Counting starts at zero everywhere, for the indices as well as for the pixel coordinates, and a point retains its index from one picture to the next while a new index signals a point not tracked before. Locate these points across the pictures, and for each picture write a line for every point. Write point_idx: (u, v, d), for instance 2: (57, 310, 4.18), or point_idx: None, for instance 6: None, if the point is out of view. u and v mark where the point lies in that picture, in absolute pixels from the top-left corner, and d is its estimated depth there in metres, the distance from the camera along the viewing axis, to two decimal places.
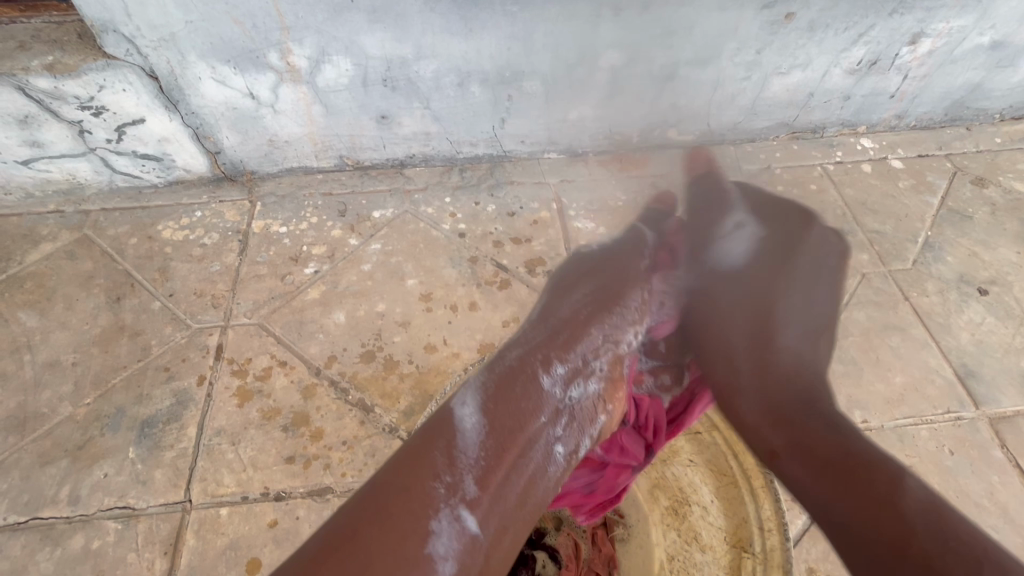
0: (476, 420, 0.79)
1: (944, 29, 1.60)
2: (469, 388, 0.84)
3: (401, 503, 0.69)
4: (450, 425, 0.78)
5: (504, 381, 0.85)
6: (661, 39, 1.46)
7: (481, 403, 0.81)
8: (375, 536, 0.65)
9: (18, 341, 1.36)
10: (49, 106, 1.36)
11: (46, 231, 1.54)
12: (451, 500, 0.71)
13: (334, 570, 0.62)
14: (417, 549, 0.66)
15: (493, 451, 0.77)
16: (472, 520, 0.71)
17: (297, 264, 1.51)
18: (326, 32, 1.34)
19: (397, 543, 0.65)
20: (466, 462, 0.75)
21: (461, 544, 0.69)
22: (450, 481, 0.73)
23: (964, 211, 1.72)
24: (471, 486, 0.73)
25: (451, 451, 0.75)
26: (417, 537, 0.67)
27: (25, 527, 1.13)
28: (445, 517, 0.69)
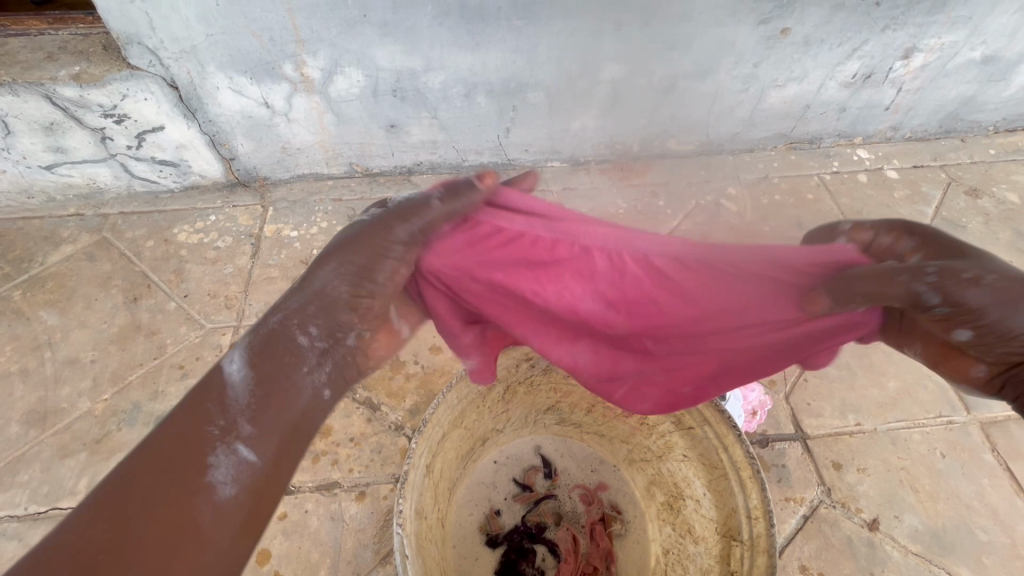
0: (249, 365, 0.61)
1: (936, 44, 1.65)
2: (245, 340, 0.63)
3: (180, 452, 0.54)
4: (211, 380, 0.59)
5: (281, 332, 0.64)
6: (660, 53, 1.52)
7: (253, 352, 0.62)
8: (142, 484, 0.52)
9: (40, 339, 1.41)
10: (74, 114, 1.43)
11: (67, 234, 1.60)
12: (223, 436, 0.56)
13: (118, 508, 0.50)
14: (189, 484, 0.53)
15: (268, 397, 0.60)
16: (247, 450, 0.57)
17: (308, 266, 1.57)
18: (340, 45, 1.40)
19: (175, 483, 0.53)
20: (240, 409, 0.58)
21: (240, 470, 0.55)
22: (226, 425, 0.57)
23: (958, 220, 1.76)
24: (244, 429, 0.57)
25: (219, 401, 0.58)
26: (187, 472, 0.53)
27: (45, 517, 1.17)
28: (221, 453, 0.55)
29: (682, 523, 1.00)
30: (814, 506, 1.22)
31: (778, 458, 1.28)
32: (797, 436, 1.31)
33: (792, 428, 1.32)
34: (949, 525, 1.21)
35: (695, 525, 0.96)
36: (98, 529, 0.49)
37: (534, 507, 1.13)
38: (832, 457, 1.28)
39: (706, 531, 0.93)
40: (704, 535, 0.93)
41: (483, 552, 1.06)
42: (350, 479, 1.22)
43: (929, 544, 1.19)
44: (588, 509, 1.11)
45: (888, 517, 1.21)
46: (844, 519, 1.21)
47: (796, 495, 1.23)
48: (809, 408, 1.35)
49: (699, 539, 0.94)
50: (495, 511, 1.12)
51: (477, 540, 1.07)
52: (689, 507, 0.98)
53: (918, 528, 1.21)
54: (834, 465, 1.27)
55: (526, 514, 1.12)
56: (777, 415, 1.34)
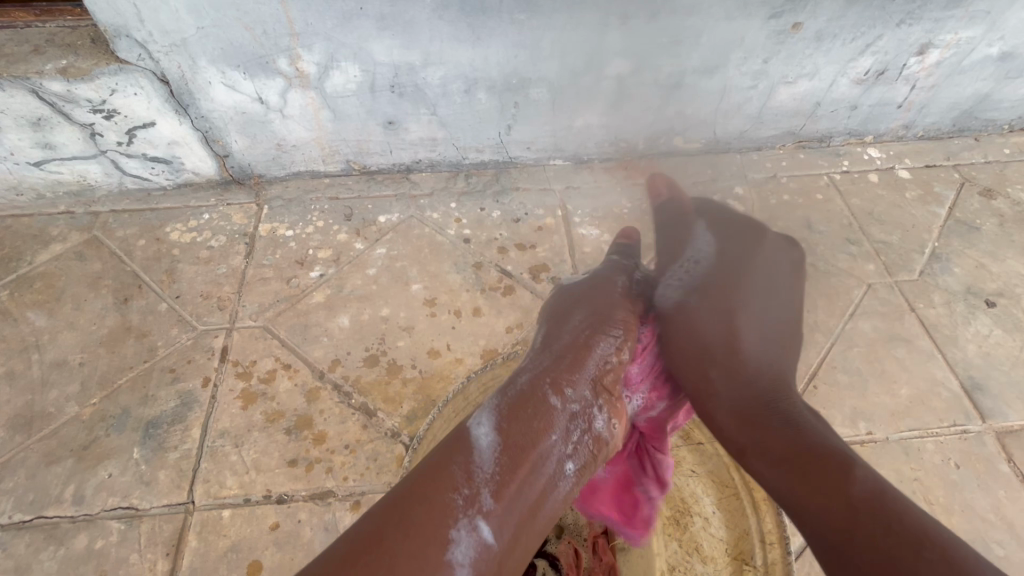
0: (492, 439, 0.83)
1: (952, 40, 1.60)
2: (486, 408, 0.89)
3: (430, 511, 0.74)
4: (468, 445, 0.82)
5: (516, 408, 0.88)
6: (668, 48, 1.47)
7: (497, 422, 0.86)
8: (399, 539, 0.70)
9: (27, 341, 1.38)
10: (62, 109, 1.38)
11: (57, 232, 1.56)
12: (468, 509, 0.75)
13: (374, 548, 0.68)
14: (440, 555, 0.70)
15: (506, 467, 0.81)
16: (487, 529, 0.75)
17: (303, 267, 1.52)
18: (336, 39, 1.35)
19: (429, 534, 0.71)
20: (482, 477, 0.79)
21: (476, 550, 0.72)
22: (469, 492, 0.77)
23: (972, 222, 1.71)
24: (487, 498, 0.77)
25: (469, 467, 0.80)
26: (440, 532, 0.72)
27: (30, 526, 1.13)
28: (464, 526, 0.73)
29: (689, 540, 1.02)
30: None
31: None
32: None
33: None
34: (963, 539, 1.17)
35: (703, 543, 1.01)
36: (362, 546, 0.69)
37: None
38: None
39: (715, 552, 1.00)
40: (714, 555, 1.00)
41: None
42: (344, 487, 1.18)
43: None
44: (591, 522, 1.07)
45: None
46: None
47: None
48: None
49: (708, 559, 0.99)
50: None
51: None
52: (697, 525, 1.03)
53: None
54: None
55: None
56: None
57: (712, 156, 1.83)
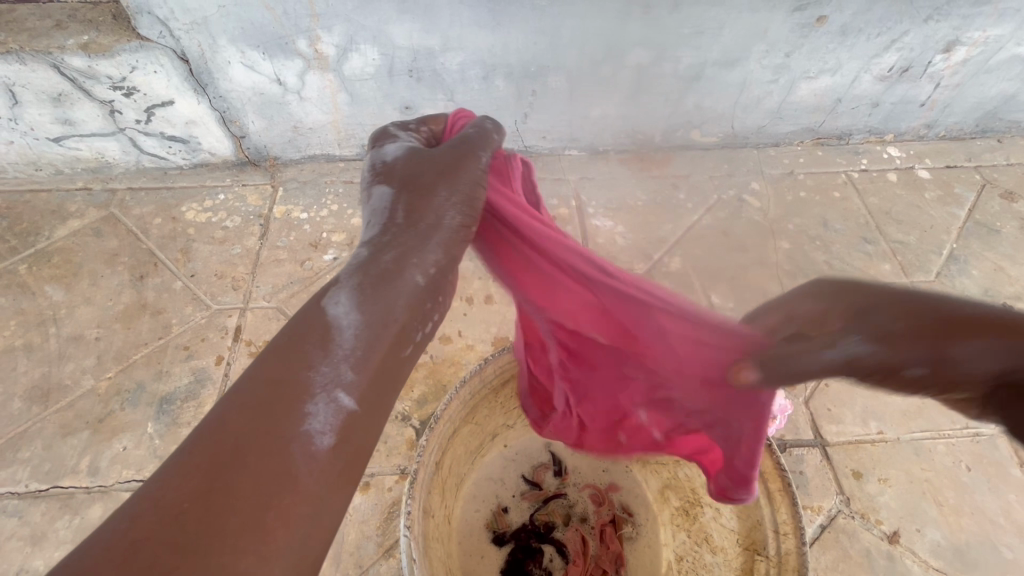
0: (350, 314, 0.56)
1: (980, 37, 1.57)
2: (342, 279, 0.59)
3: (269, 389, 0.49)
4: (318, 324, 0.55)
5: (379, 276, 0.59)
6: (690, 38, 1.45)
7: (358, 294, 0.57)
8: (241, 419, 0.46)
9: (45, 314, 1.39)
10: (82, 85, 1.39)
11: (74, 208, 1.58)
12: (331, 381, 0.52)
13: (212, 457, 0.44)
14: (289, 429, 0.47)
15: (377, 342, 0.56)
16: (350, 397, 0.51)
17: (317, 250, 1.53)
18: (356, 21, 1.34)
19: (268, 420, 0.47)
20: (341, 351, 0.54)
21: (338, 421, 0.50)
22: (325, 371, 0.52)
23: (992, 224, 1.69)
24: (345, 373, 0.52)
25: (325, 345, 0.53)
26: (294, 407, 0.48)
27: (46, 495, 1.15)
28: (320, 398, 0.50)
29: (698, 531, 0.97)
30: (832, 515, 1.18)
31: (795, 464, 1.23)
32: (816, 443, 1.26)
33: (811, 434, 1.28)
34: (972, 541, 1.17)
35: (713, 533, 0.94)
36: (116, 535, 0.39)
37: (543, 505, 1.11)
38: (852, 466, 1.24)
39: (726, 542, 0.91)
40: (724, 545, 0.91)
41: (489, 550, 1.04)
42: None
43: (951, 560, 1.14)
44: (599, 510, 1.09)
45: (909, 530, 1.17)
46: (863, 530, 1.16)
47: (814, 504, 1.19)
48: (829, 414, 1.31)
49: (718, 549, 0.92)
50: (503, 508, 1.09)
51: (484, 537, 1.05)
52: (707, 515, 0.96)
53: (941, 542, 1.16)
54: (854, 474, 1.22)
55: (534, 512, 1.10)
56: (796, 420, 1.29)
57: (728, 150, 1.81)
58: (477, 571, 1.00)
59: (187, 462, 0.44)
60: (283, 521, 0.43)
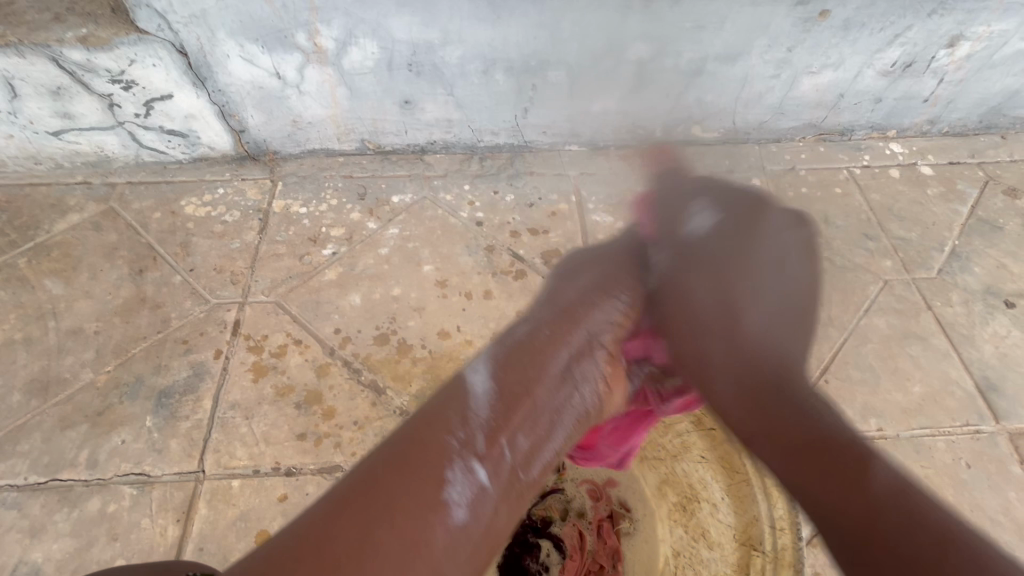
0: (488, 385, 0.78)
1: (984, 32, 1.55)
2: (481, 357, 0.84)
3: (415, 451, 0.69)
4: (464, 392, 0.77)
5: (515, 352, 0.85)
6: (691, 33, 1.45)
7: (493, 369, 0.81)
8: (388, 476, 0.67)
9: (44, 308, 1.40)
10: (81, 79, 1.38)
11: (74, 202, 1.58)
12: (463, 452, 0.71)
13: (356, 506, 0.63)
14: (433, 494, 0.66)
15: (504, 411, 0.76)
16: (482, 472, 0.70)
17: (316, 244, 1.53)
18: (355, 15, 1.34)
19: (414, 480, 0.66)
20: (477, 422, 0.74)
21: (473, 492, 0.68)
22: (463, 436, 0.72)
23: (995, 221, 1.67)
24: (481, 442, 0.72)
25: (465, 415, 0.74)
26: (433, 484, 0.66)
27: (45, 487, 1.16)
28: (459, 468, 0.69)
29: (695, 526, 0.98)
30: None
31: None
32: None
33: None
34: None
35: (710, 529, 0.96)
36: (292, 550, 0.59)
37: (540, 500, 1.11)
38: None
39: (722, 538, 0.94)
40: (721, 541, 0.93)
41: None
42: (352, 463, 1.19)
43: None
44: (596, 506, 1.09)
45: None
46: None
47: None
48: None
49: (714, 545, 0.94)
50: None
51: None
52: (704, 511, 0.97)
53: None
54: None
55: (532, 508, 1.10)
56: None
57: (730, 146, 1.78)
58: None
59: (342, 507, 0.64)
60: (414, 564, 0.60)
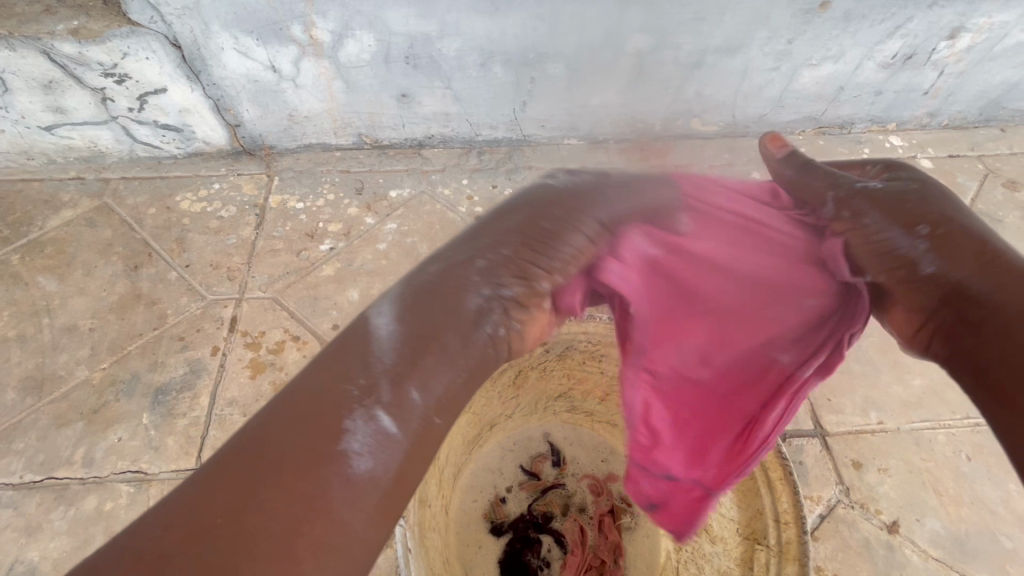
0: (393, 327, 0.58)
1: (985, 24, 1.54)
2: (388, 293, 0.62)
3: (308, 409, 0.52)
4: (359, 333, 0.58)
5: (433, 286, 0.62)
6: (691, 24, 1.43)
7: (405, 306, 0.60)
8: (273, 443, 0.49)
9: (38, 305, 1.38)
10: (73, 72, 1.36)
11: (67, 198, 1.56)
12: (367, 400, 0.53)
13: (231, 484, 0.46)
14: (328, 448, 0.50)
15: (420, 350, 0.58)
16: (389, 420, 0.53)
17: (313, 240, 1.51)
18: (351, 6, 1.32)
19: (304, 447, 0.49)
20: (381, 365, 0.56)
21: (379, 442, 0.52)
22: (366, 384, 0.54)
23: (994, 214, 1.67)
24: (388, 391, 0.54)
25: (362, 360, 0.56)
26: (327, 436, 0.50)
27: (40, 486, 1.15)
28: (358, 417, 0.52)
29: None
30: (831, 505, 1.17)
31: (795, 454, 1.22)
32: (816, 433, 1.25)
33: (811, 425, 1.27)
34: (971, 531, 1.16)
35: (712, 522, 0.92)
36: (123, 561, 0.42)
37: (541, 496, 1.11)
38: (851, 456, 1.23)
39: (725, 531, 0.90)
40: (723, 535, 0.90)
41: (487, 539, 1.04)
42: None
43: (950, 549, 1.14)
44: (597, 500, 1.09)
45: (909, 521, 1.17)
46: (862, 520, 1.16)
47: (813, 494, 1.18)
48: (829, 404, 1.30)
49: (717, 539, 0.91)
50: (501, 498, 1.09)
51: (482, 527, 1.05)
52: None
53: (939, 532, 1.16)
54: (854, 464, 1.22)
55: (532, 502, 1.10)
56: (796, 410, 1.28)
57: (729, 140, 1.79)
58: (474, 560, 1.01)
59: (208, 488, 0.46)
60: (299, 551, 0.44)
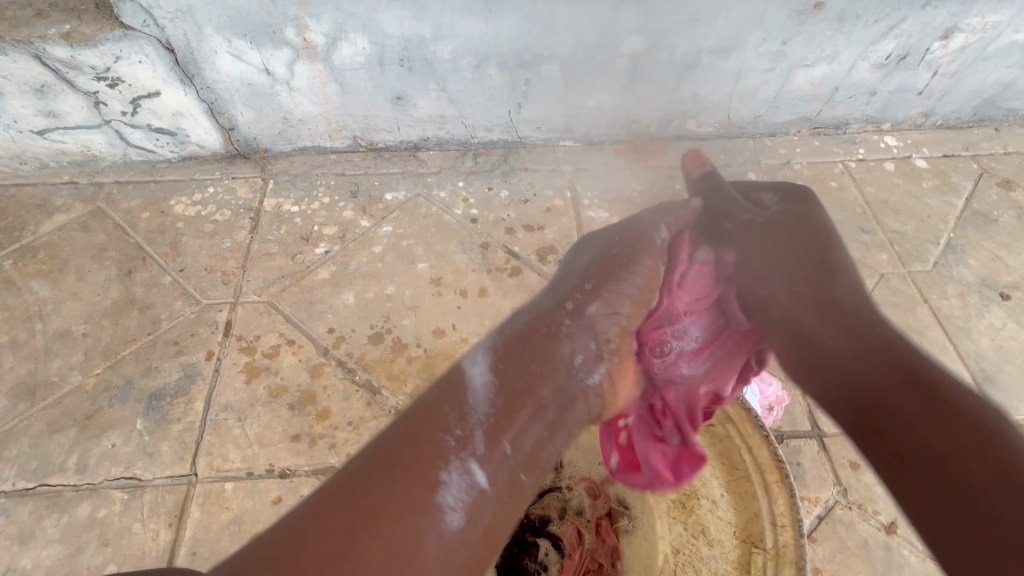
0: (487, 378, 0.80)
1: (978, 24, 1.55)
2: (481, 347, 0.85)
3: (413, 450, 0.70)
4: (461, 384, 0.79)
5: (517, 342, 0.86)
6: (685, 26, 1.43)
7: (491, 362, 0.83)
8: (379, 480, 0.67)
9: (30, 310, 1.37)
10: (65, 76, 1.36)
11: (60, 203, 1.55)
12: (460, 452, 0.72)
13: (354, 505, 0.64)
14: (428, 497, 0.67)
15: (503, 409, 0.78)
16: (480, 474, 0.71)
17: (308, 243, 1.51)
18: (345, 9, 1.32)
19: (411, 495, 0.66)
20: (476, 418, 0.76)
21: (467, 496, 0.69)
22: (461, 435, 0.73)
23: (989, 213, 1.68)
24: (480, 441, 0.74)
25: (461, 408, 0.76)
26: (424, 486, 0.67)
27: (33, 493, 1.14)
28: (455, 469, 0.70)
29: (695, 523, 0.99)
30: (829, 507, 1.17)
31: (793, 456, 1.22)
32: (814, 434, 1.25)
33: (809, 426, 1.27)
34: None
35: (710, 526, 0.97)
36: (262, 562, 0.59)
37: (539, 499, 1.11)
38: (849, 457, 1.23)
39: (722, 534, 0.95)
40: (721, 537, 0.95)
41: None
42: None
43: None
44: (595, 503, 1.08)
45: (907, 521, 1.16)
46: (861, 521, 1.16)
47: (811, 495, 1.18)
48: None
49: (715, 542, 0.95)
50: None
51: None
52: (704, 508, 0.99)
53: None
54: (852, 465, 1.22)
55: (530, 506, 1.09)
56: (794, 411, 1.28)
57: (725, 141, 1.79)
58: None
59: (327, 507, 0.64)
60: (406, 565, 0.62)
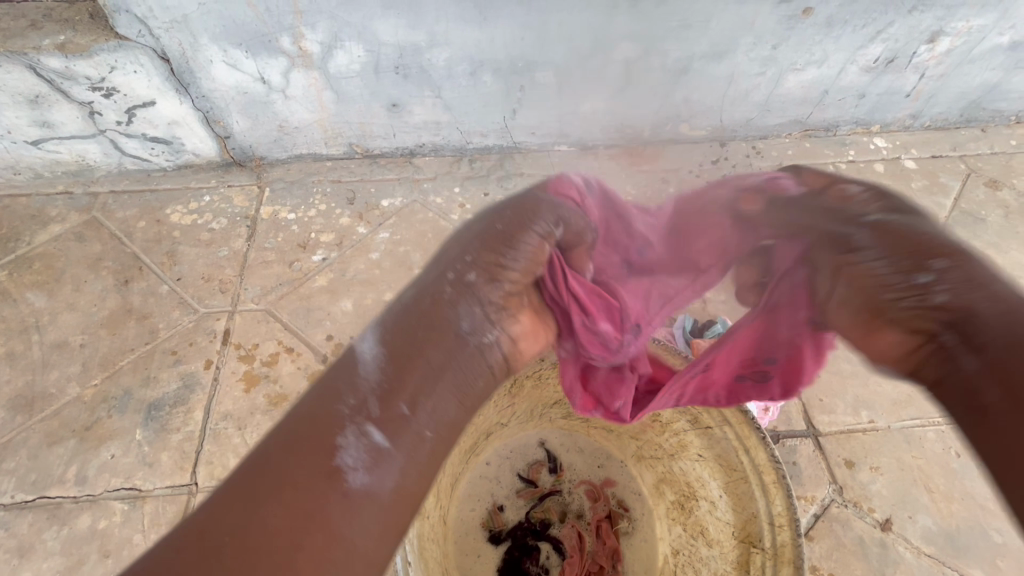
0: (373, 347, 0.58)
1: (964, 28, 1.58)
2: (370, 322, 0.61)
3: (294, 431, 0.51)
4: (341, 359, 0.57)
5: (403, 314, 0.61)
6: (677, 31, 1.45)
7: (381, 332, 0.59)
8: (256, 467, 0.49)
9: (27, 322, 1.37)
10: (59, 86, 1.35)
11: (55, 213, 1.54)
12: (356, 417, 0.53)
13: (232, 499, 0.46)
14: (322, 464, 0.49)
15: (402, 370, 0.57)
16: (380, 434, 0.53)
17: (305, 250, 1.51)
18: (340, 18, 1.33)
19: (300, 465, 0.49)
20: (369, 384, 0.55)
21: (371, 457, 0.51)
22: (353, 401, 0.54)
23: (977, 213, 1.71)
24: (377, 404, 0.54)
25: (348, 378, 0.55)
26: (320, 452, 0.50)
27: (32, 506, 1.13)
28: (350, 434, 0.52)
29: (693, 524, 0.97)
30: (825, 505, 1.19)
31: (789, 455, 1.24)
32: (809, 433, 1.27)
33: (804, 425, 1.28)
34: (963, 526, 1.18)
35: (709, 527, 0.94)
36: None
37: (539, 503, 1.12)
38: (844, 455, 1.25)
39: (721, 535, 0.91)
40: (719, 539, 0.91)
41: (485, 548, 1.05)
42: None
43: (942, 545, 1.16)
44: (594, 506, 1.10)
45: (902, 518, 1.18)
46: (856, 518, 1.17)
47: (807, 494, 1.19)
48: (821, 404, 1.32)
49: (714, 543, 0.92)
50: (498, 506, 1.09)
51: (480, 536, 1.05)
52: (702, 508, 0.95)
53: (932, 529, 1.18)
54: (846, 464, 1.23)
55: (530, 510, 1.11)
56: (789, 411, 1.30)
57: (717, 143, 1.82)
58: (472, 569, 1.01)
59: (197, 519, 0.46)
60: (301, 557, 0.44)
